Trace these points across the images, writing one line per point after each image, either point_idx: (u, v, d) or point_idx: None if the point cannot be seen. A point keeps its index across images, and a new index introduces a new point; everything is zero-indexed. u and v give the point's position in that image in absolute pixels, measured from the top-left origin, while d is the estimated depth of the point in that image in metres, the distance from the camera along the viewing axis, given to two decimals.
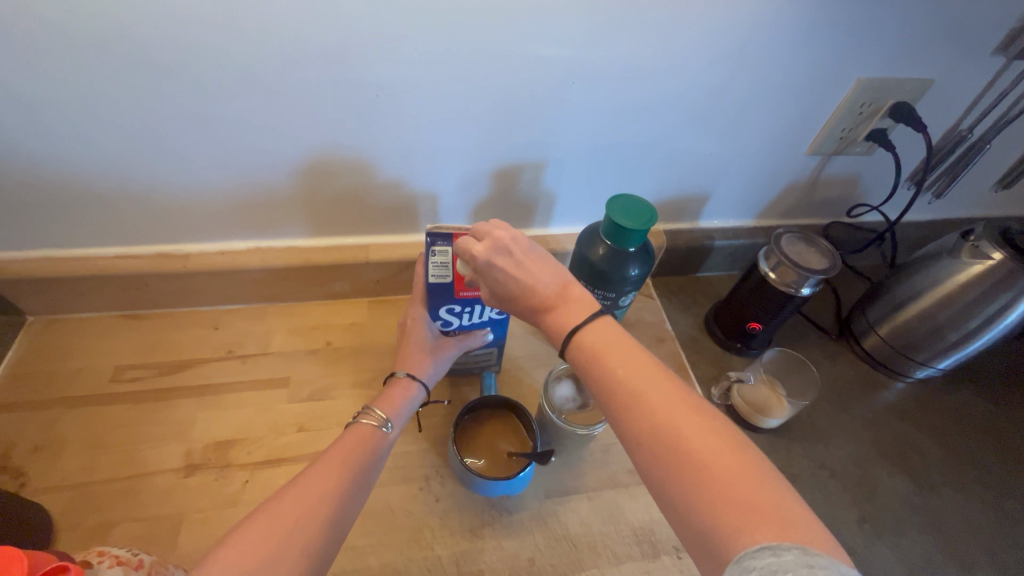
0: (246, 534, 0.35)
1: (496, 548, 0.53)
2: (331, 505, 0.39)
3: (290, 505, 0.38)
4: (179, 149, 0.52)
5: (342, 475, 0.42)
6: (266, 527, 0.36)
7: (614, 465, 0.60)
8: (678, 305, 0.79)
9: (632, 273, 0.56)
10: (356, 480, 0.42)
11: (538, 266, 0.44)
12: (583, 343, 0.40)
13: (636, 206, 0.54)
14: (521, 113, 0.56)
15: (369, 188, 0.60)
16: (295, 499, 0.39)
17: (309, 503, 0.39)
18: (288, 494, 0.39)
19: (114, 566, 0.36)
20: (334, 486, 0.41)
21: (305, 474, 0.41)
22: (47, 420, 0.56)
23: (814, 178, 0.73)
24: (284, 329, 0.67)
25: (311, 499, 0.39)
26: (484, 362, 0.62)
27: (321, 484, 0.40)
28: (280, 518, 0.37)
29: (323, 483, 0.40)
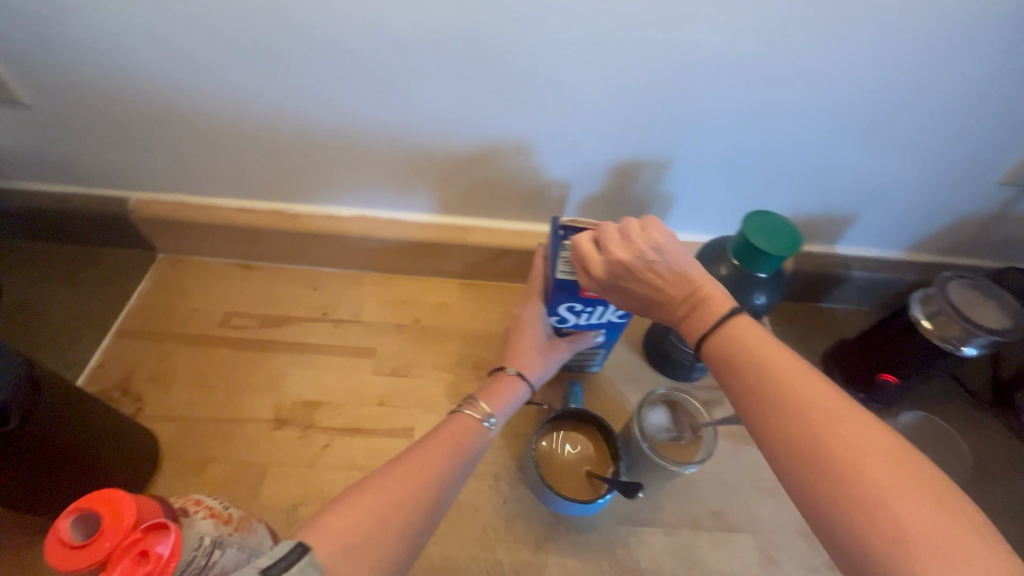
0: (354, 504, 0.35)
1: (558, 565, 0.50)
2: (430, 493, 0.38)
3: (394, 485, 0.37)
4: (308, 115, 0.52)
5: (444, 463, 0.41)
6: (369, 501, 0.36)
7: (696, 503, 0.55)
8: (794, 334, 0.69)
9: (756, 301, 0.50)
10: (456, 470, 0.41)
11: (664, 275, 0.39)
12: (735, 350, 0.35)
13: (777, 227, 0.47)
14: (658, 106, 0.50)
15: (479, 171, 0.58)
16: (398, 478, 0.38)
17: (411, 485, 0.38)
18: (391, 471, 0.38)
19: (207, 518, 0.37)
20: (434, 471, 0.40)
21: (410, 456, 0.40)
22: (164, 353, 0.61)
23: (998, 213, 0.60)
24: (376, 300, 0.67)
25: (413, 482, 0.38)
26: (586, 362, 0.60)
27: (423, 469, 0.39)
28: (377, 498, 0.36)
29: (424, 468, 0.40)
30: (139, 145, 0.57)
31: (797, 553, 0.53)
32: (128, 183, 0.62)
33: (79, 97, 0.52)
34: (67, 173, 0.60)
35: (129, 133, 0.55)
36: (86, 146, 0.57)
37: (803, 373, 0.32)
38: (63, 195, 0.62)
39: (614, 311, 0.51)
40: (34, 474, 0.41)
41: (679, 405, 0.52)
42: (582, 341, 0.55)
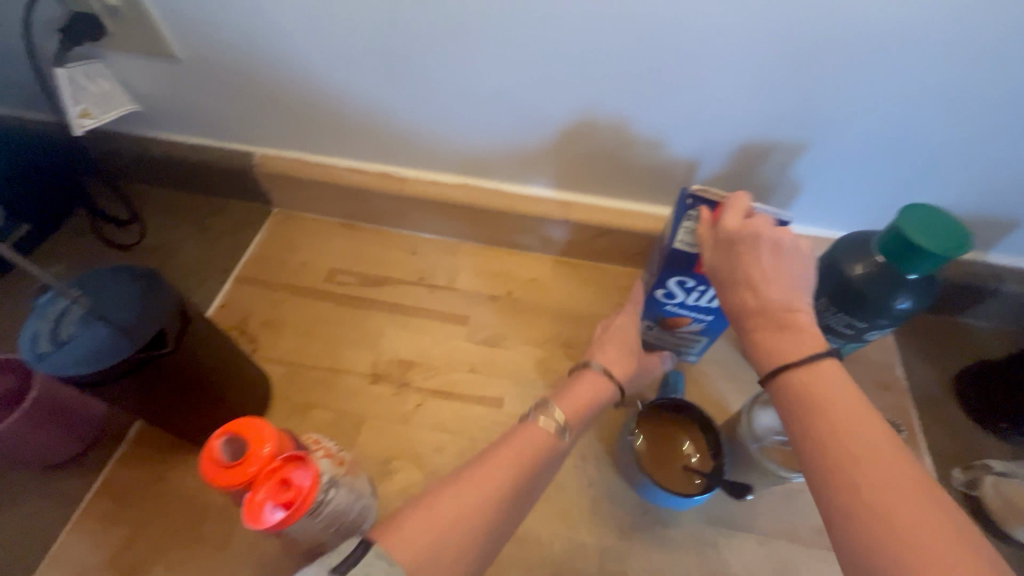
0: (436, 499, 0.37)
1: (643, 555, 0.49)
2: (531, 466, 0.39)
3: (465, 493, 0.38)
4: (433, 75, 0.53)
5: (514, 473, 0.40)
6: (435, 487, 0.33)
7: (797, 516, 0.51)
8: (924, 349, 0.62)
9: (900, 306, 0.45)
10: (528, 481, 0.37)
11: (778, 269, 0.38)
12: (803, 390, 0.33)
13: (939, 222, 0.41)
14: (802, 81, 0.46)
15: (592, 143, 0.56)
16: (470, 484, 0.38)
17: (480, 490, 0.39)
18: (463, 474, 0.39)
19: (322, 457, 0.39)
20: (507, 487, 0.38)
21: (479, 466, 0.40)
22: (276, 300, 0.65)
23: None
24: (471, 269, 0.68)
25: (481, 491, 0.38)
26: (683, 349, 0.57)
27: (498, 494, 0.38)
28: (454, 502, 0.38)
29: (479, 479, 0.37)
30: (271, 100, 0.60)
31: None
32: (255, 138, 0.65)
33: (226, 52, 0.55)
34: (204, 125, 0.65)
35: (263, 89, 0.58)
36: (224, 100, 0.61)
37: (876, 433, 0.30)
38: (198, 145, 0.67)
39: None
40: (167, 397, 0.45)
41: None
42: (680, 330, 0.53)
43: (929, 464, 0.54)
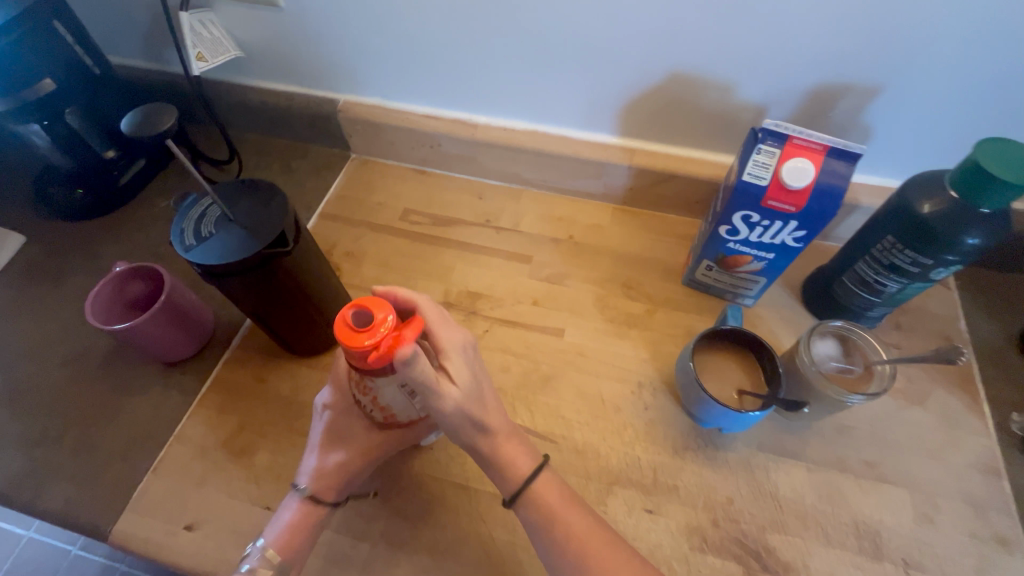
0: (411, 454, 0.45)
1: (695, 473, 0.52)
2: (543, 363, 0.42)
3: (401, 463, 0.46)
4: (513, 16, 0.55)
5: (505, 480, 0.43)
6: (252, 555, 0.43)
7: (847, 449, 0.53)
8: (989, 304, 0.61)
9: (969, 242, 0.46)
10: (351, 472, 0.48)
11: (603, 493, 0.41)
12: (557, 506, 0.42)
13: (1019, 155, 0.42)
14: (881, 18, 0.46)
15: (663, 86, 0.58)
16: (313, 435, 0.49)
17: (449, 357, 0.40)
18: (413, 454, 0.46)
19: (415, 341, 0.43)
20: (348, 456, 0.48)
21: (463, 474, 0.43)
22: (356, 235, 0.71)
23: None
24: (534, 214, 0.71)
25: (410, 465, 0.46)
26: (741, 289, 0.60)
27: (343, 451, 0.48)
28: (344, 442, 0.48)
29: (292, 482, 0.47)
30: (358, 48, 0.64)
31: (962, 520, 0.49)
32: (339, 84, 0.70)
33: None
34: (296, 74, 0.71)
35: (352, 36, 0.63)
36: (315, 47, 0.66)
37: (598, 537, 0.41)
38: (288, 93, 0.73)
39: (793, 230, 0.50)
40: (267, 301, 0.50)
41: (850, 338, 0.50)
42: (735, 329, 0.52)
43: (987, 410, 0.55)
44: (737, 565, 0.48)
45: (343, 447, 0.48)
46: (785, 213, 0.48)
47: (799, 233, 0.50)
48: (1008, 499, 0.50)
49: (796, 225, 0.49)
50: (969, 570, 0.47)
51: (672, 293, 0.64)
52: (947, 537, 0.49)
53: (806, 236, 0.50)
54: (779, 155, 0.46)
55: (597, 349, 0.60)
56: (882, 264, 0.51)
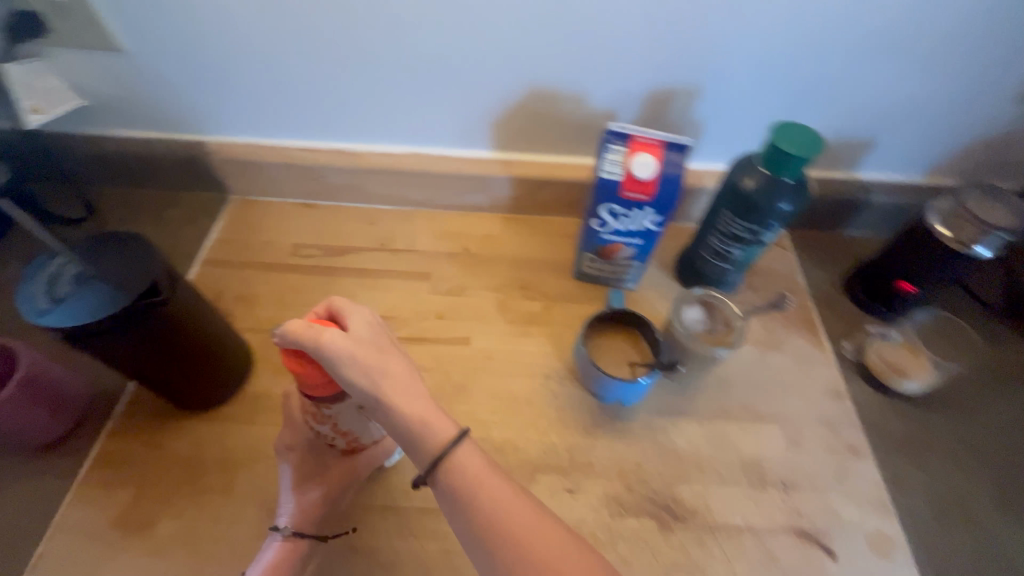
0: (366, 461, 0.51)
1: (606, 446, 0.57)
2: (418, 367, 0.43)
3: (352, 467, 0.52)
4: (376, 47, 0.58)
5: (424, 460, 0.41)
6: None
7: (728, 398, 0.61)
8: (818, 258, 0.73)
9: (783, 207, 0.55)
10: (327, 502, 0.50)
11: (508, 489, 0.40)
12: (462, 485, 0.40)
13: (802, 133, 0.52)
14: (687, 30, 0.55)
15: (526, 101, 0.63)
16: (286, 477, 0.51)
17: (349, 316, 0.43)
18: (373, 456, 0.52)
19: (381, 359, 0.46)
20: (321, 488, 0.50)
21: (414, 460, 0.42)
22: (246, 278, 0.69)
23: (1015, 133, 0.64)
24: (428, 232, 0.74)
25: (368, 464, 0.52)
26: (623, 275, 0.66)
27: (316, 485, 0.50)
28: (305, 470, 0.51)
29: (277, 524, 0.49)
30: (221, 89, 0.63)
31: (823, 438, 0.58)
32: (206, 126, 0.68)
33: (173, 41, 0.58)
34: (154, 120, 0.67)
35: (212, 76, 0.62)
36: (172, 91, 0.64)
37: (516, 508, 0.39)
38: (148, 140, 0.69)
39: (651, 217, 0.56)
40: (148, 356, 0.48)
41: (713, 301, 0.58)
42: (618, 308, 0.58)
43: (827, 344, 0.65)
44: (652, 521, 0.53)
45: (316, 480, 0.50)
46: (641, 202, 0.55)
47: (656, 218, 0.56)
48: (853, 413, 0.60)
49: (653, 212, 0.56)
50: (833, 480, 0.56)
51: (566, 288, 0.69)
52: (812, 456, 0.57)
53: (662, 220, 0.57)
54: (625, 153, 0.53)
55: (504, 350, 0.63)
56: (727, 236, 0.60)
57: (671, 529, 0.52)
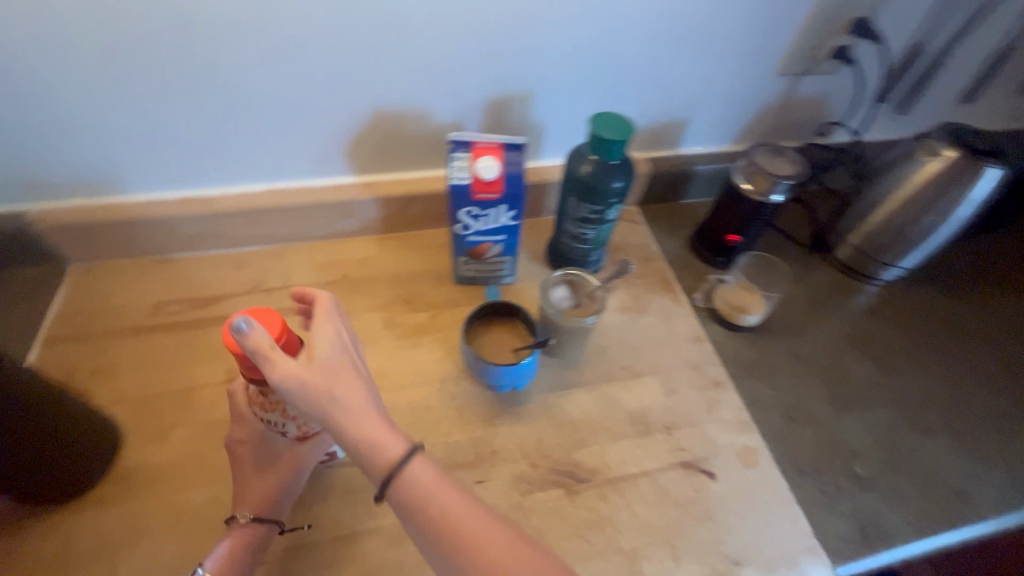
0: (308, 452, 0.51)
1: (507, 432, 0.60)
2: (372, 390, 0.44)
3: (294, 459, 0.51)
4: (207, 88, 0.58)
5: (373, 475, 0.41)
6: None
7: (609, 363, 0.67)
8: (665, 227, 0.83)
9: (617, 185, 0.62)
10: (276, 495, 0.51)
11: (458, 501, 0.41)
12: (409, 500, 0.41)
13: (616, 121, 0.60)
14: (504, 44, 0.62)
15: (373, 123, 0.66)
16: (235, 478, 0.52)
17: (315, 336, 0.44)
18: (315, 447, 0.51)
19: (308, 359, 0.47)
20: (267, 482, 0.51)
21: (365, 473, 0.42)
22: (101, 349, 0.63)
23: (786, 100, 0.78)
24: (302, 266, 0.73)
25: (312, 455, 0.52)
26: (498, 272, 0.70)
27: (263, 481, 0.51)
28: (247, 468, 0.52)
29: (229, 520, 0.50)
30: (36, 151, 0.59)
31: (692, 379, 0.67)
32: (23, 193, 0.62)
33: None
34: None
35: (22, 139, 0.57)
36: None
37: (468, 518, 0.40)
38: None
39: (506, 213, 0.61)
40: None
41: (575, 279, 0.64)
42: (494, 302, 0.62)
43: (683, 298, 0.75)
44: (559, 489, 0.56)
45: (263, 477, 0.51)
46: (493, 200, 0.59)
47: (511, 213, 0.61)
48: (712, 352, 0.69)
49: (507, 208, 0.60)
50: (705, 412, 0.64)
51: (449, 294, 0.72)
52: (686, 396, 0.65)
53: (517, 215, 0.62)
54: (469, 158, 0.58)
55: (396, 365, 0.64)
56: (578, 220, 0.66)
57: (577, 492, 0.56)
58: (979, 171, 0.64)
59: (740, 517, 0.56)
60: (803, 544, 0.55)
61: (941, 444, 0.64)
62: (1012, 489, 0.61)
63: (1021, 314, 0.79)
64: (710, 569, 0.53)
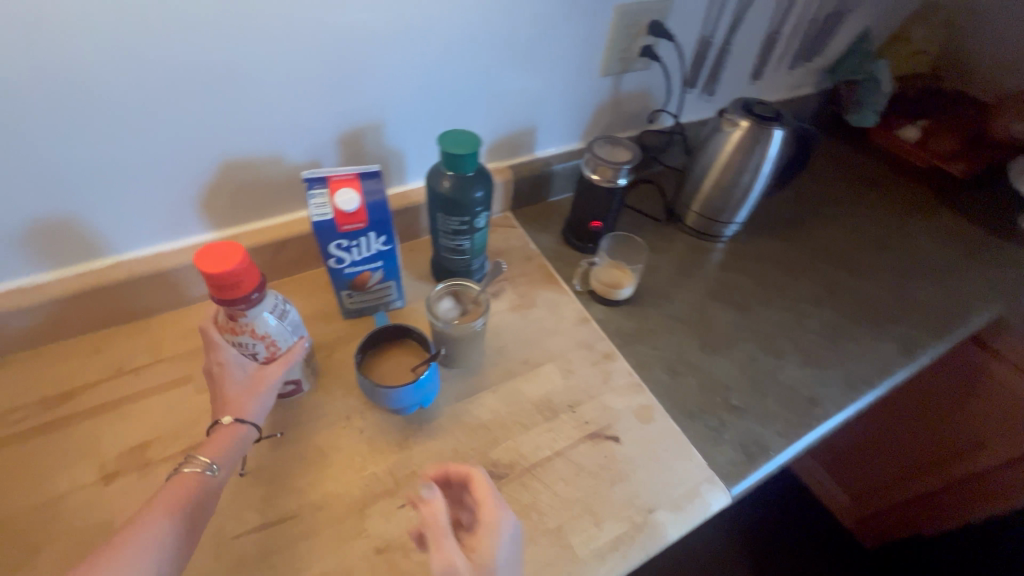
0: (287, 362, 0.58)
1: (422, 450, 0.61)
2: None
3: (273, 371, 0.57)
4: (19, 164, 0.53)
5: None
6: (186, 469, 0.50)
7: (509, 361, 0.71)
8: (539, 226, 0.90)
9: (478, 195, 0.66)
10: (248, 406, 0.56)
11: None
12: None
13: (464, 137, 0.64)
14: (343, 80, 0.64)
15: (224, 173, 0.64)
16: (215, 394, 0.57)
17: (482, 531, 0.46)
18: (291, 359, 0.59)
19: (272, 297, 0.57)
20: (239, 396, 0.55)
21: None
22: None
23: (615, 97, 0.89)
24: (173, 336, 0.68)
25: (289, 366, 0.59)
26: (385, 298, 0.71)
27: (238, 395, 0.56)
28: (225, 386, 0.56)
29: (211, 427, 0.55)
30: None
31: (585, 357, 0.72)
32: None
33: None
34: None
35: None
36: None
37: None
38: None
39: (377, 240, 0.62)
40: None
41: (459, 289, 0.67)
42: (384, 326, 0.63)
43: (565, 286, 0.81)
44: None
45: (238, 392, 0.56)
46: (361, 229, 0.60)
47: (382, 238, 0.63)
48: (599, 329, 0.76)
49: (376, 235, 0.62)
50: (601, 384, 0.69)
51: (341, 331, 0.71)
52: (582, 374, 0.70)
53: (388, 239, 0.63)
54: (326, 193, 0.58)
55: (298, 414, 0.63)
56: (451, 232, 0.70)
57: (499, 489, 0.58)
58: (768, 133, 0.77)
59: (646, 468, 0.62)
60: (702, 477, 0.62)
61: (792, 362, 0.76)
62: (848, 385, 0.74)
63: (831, 242, 0.96)
64: (629, 523, 0.57)
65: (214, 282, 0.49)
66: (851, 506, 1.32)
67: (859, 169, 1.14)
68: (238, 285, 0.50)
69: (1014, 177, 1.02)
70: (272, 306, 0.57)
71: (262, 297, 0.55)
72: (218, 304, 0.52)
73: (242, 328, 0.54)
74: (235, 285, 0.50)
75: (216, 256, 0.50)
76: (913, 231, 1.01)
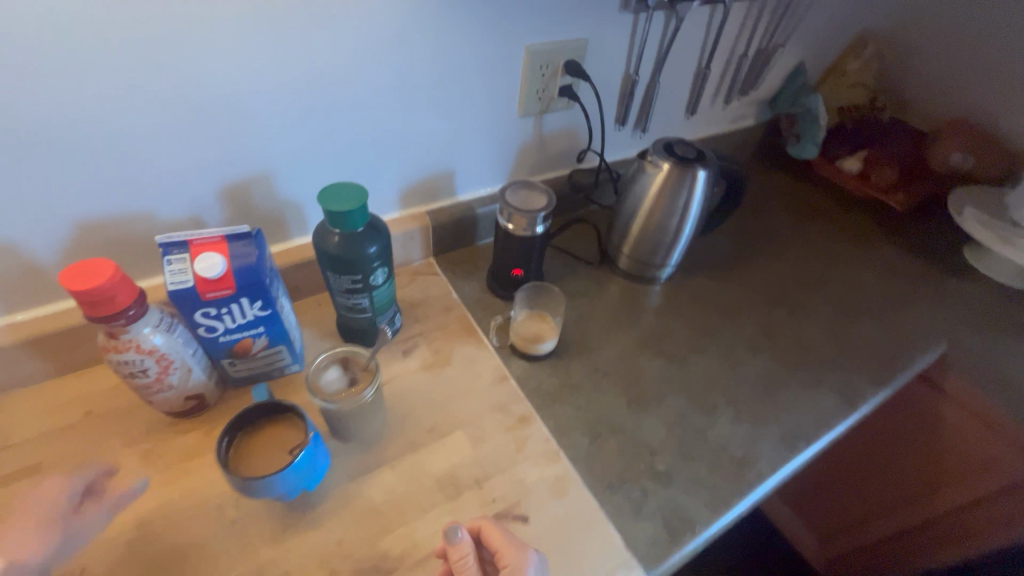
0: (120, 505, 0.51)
1: (301, 543, 0.54)
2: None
3: (100, 512, 0.50)
4: None
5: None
6: None
7: (413, 429, 0.64)
8: (462, 274, 0.85)
9: (371, 251, 0.61)
10: (44, 537, 0.47)
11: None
12: None
13: (349, 191, 0.59)
14: (223, 132, 0.59)
15: (87, 234, 0.59)
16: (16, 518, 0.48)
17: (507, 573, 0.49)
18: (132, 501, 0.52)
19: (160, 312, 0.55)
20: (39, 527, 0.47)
21: None
22: None
23: (539, 137, 0.85)
24: (31, 416, 0.61)
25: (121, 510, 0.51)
26: (278, 363, 0.65)
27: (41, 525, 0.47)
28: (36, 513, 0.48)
29: None
30: None
31: (500, 422, 0.66)
32: None
33: None
34: None
35: None
36: None
37: None
38: None
39: (251, 305, 0.56)
40: None
41: (346, 356, 0.61)
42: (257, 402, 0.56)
43: (484, 341, 0.76)
44: None
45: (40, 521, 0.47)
46: (229, 296, 0.54)
47: (257, 304, 0.56)
48: (516, 389, 0.70)
49: (249, 301, 0.55)
50: (513, 453, 0.63)
51: (225, 402, 0.64)
52: (493, 442, 0.64)
53: (265, 304, 0.57)
54: (186, 258, 0.52)
55: (161, 505, 0.55)
56: (345, 292, 0.64)
57: None
58: (692, 175, 0.74)
59: (555, 554, 0.55)
60: (617, 560, 0.55)
61: (725, 417, 0.71)
62: (784, 442, 0.69)
63: (770, 281, 0.93)
64: None
65: (84, 298, 0.47)
66: (818, 549, 1.26)
67: (801, 203, 1.12)
68: (112, 300, 0.49)
69: (954, 211, 1.00)
70: (157, 321, 0.54)
71: (144, 312, 0.53)
72: (93, 321, 0.50)
73: (124, 345, 0.52)
74: (107, 301, 0.48)
75: (84, 275, 0.48)
76: (856, 267, 0.98)
